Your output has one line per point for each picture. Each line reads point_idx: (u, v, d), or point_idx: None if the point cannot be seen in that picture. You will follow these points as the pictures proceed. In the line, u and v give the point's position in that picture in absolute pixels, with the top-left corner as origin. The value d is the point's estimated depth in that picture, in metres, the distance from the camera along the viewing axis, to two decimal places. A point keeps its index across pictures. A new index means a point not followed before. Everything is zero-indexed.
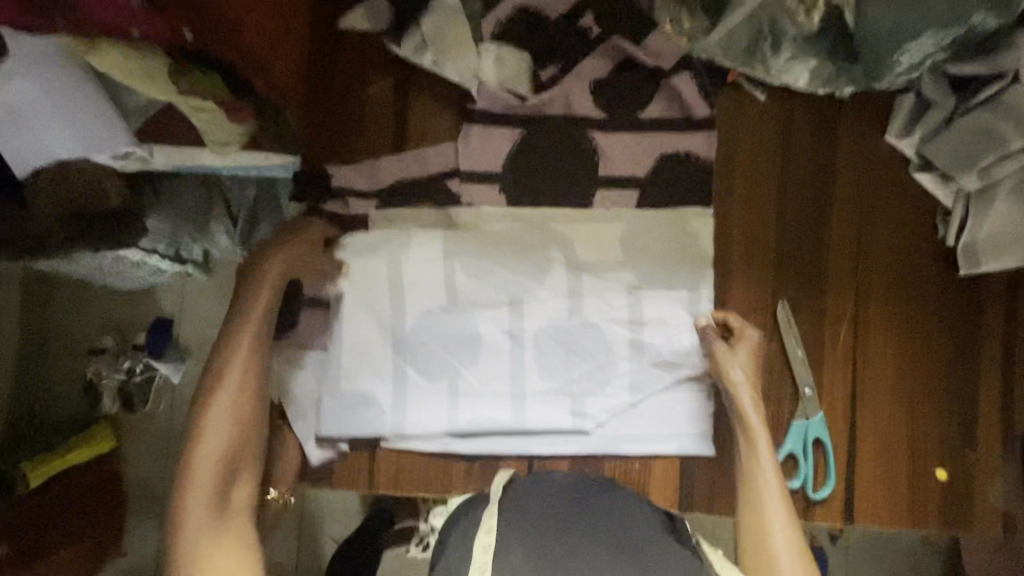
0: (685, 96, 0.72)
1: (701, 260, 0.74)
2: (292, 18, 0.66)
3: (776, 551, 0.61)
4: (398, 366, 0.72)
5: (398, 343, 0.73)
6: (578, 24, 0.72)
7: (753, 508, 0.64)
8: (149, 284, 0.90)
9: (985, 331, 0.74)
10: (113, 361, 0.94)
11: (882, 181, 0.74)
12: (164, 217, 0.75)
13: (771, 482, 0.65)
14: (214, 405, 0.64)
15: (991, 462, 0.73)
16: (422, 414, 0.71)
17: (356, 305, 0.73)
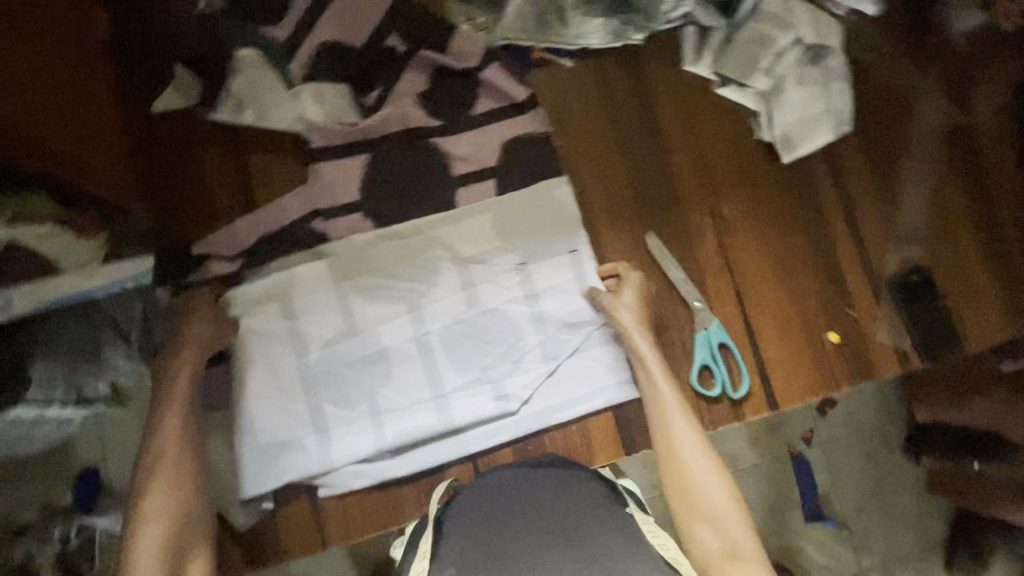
0: (502, 82, 0.78)
1: (570, 221, 0.78)
2: (98, 113, 0.65)
3: (689, 467, 0.65)
4: (318, 410, 0.71)
5: (311, 388, 0.72)
6: (385, 44, 0.77)
7: (663, 433, 0.68)
8: (61, 438, 0.78)
9: (824, 201, 0.83)
10: (43, 537, 0.79)
11: (699, 103, 0.82)
12: (52, 360, 0.66)
13: (672, 407, 0.69)
14: (143, 516, 0.60)
15: (869, 311, 0.82)
16: (353, 449, 0.71)
17: (259, 366, 0.72)
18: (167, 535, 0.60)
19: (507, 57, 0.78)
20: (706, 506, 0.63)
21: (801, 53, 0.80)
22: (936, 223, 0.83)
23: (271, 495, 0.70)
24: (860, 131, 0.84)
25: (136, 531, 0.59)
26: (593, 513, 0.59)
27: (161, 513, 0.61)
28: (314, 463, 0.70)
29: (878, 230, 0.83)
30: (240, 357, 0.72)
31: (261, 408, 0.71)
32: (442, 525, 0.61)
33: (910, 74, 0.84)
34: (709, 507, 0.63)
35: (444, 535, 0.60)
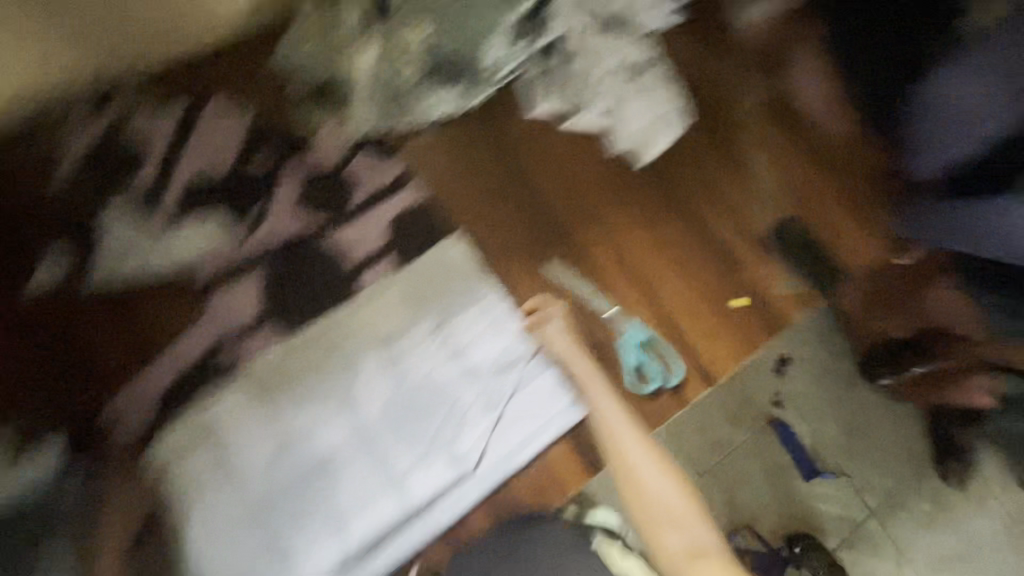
0: (371, 169, 0.83)
1: (473, 273, 0.82)
2: None
3: (646, 474, 0.66)
4: (274, 539, 0.68)
5: (261, 518, 0.69)
6: (251, 165, 0.81)
7: (613, 445, 0.69)
8: None
9: (689, 189, 0.92)
10: None
11: (554, 138, 0.90)
12: None
13: (617, 415, 0.70)
14: None
15: (762, 270, 0.90)
16: (322, 565, 0.68)
17: (201, 513, 0.69)
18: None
19: (369, 145, 0.84)
20: (665, 512, 0.65)
21: (620, 75, 0.91)
22: (787, 178, 0.94)
23: None
24: (698, 122, 0.95)
25: None
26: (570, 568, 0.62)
27: None
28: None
29: (744, 198, 0.93)
30: (180, 508, 0.69)
31: (212, 558, 0.68)
32: None
33: (722, 64, 0.97)
34: (668, 509, 0.65)
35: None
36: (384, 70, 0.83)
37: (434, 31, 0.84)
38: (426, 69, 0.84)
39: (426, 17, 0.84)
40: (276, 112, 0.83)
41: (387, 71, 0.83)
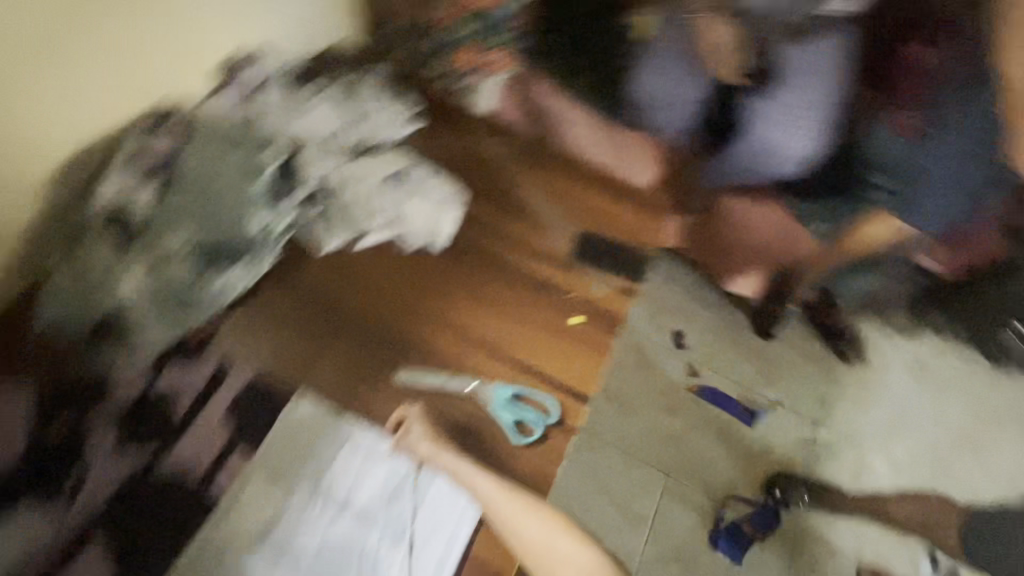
0: (184, 377, 0.82)
1: (327, 420, 0.81)
2: None
3: (529, 537, 0.76)
4: None
5: None
6: (53, 433, 0.76)
7: (501, 521, 0.76)
8: None
9: (491, 249, 1.01)
10: None
11: (352, 263, 0.95)
12: None
13: (496, 493, 0.77)
14: None
15: (581, 285, 1.00)
16: None
17: None
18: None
19: (175, 355, 0.83)
20: (551, 558, 0.76)
21: (385, 187, 1.01)
22: (564, 208, 1.10)
23: None
24: (474, 194, 1.07)
25: None
26: None
27: None
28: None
29: (538, 236, 1.05)
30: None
31: None
32: None
33: (471, 145, 1.14)
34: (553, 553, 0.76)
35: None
36: (159, 280, 0.85)
37: (197, 228, 0.87)
38: (202, 262, 0.87)
39: (184, 217, 0.87)
40: (61, 368, 0.80)
41: (163, 280, 0.85)
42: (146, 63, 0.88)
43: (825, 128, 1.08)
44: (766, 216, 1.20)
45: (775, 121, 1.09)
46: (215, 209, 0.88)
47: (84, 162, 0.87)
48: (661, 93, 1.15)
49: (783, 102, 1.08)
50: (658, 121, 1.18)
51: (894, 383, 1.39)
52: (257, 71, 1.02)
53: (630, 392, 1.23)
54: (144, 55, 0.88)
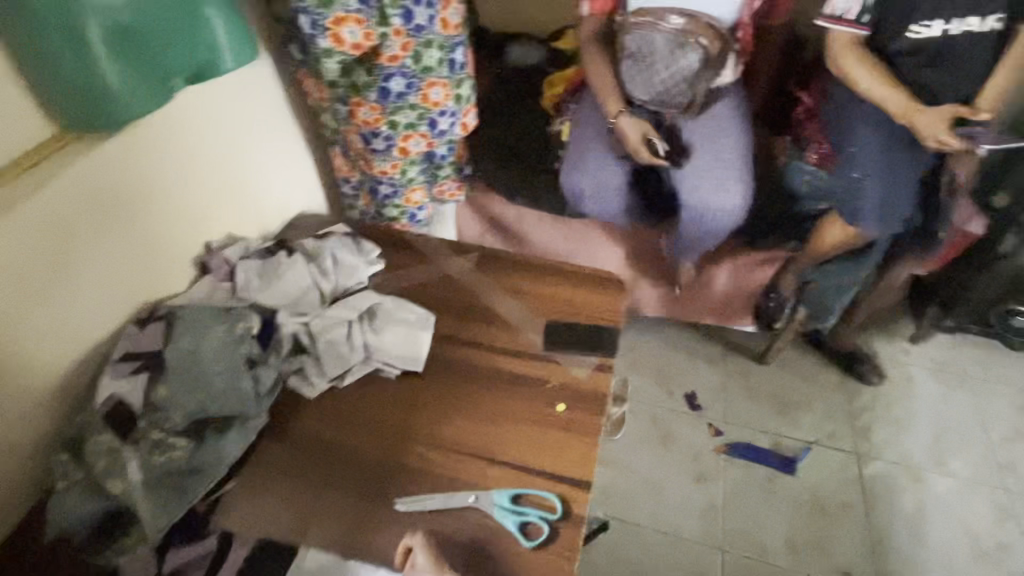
0: (190, 555, 0.85)
1: (336, 566, 0.83)
2: None
3: None
4: None
5: None
6: None
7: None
8: None
9: (468, 357, 1.07)
10: None
11: (341, 401, 1.01)
12: None
13: None
14: None
15: (559, 372, 1.04)
16: None
17: None
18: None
19: (176, 536, 0.86)
20: None
21: (362, 321, 1.05)
22: (529, 301, 1.16)
23: None
24: (444, 311, 1.15)
25: None
26: None
27: None
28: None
29: (509, 335, 1.10)
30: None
31: None
32: None
33: (431, 268, 1.23)
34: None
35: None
36: (154, 472, 0.84)
37: (186, 410, 0.89)
38: (197, 440, 0.89)
39: (176, 403, 0.88)
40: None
41: (159, 470, 0.85)
42: (141, 264, 1.01)
43: (730, 182, 1.36)
44: (709, 235, 1.43)
45: (708, 181, 1.36)
46: (199, 384, 0.90)
47: (86, 366, 0.94)
48: (591, 184, 1.40)
49: (698, 164, 1.37)
50: (592, 201, 1.42)
51: (909, 383, 1.80)
52: (222, 257, 1.11)
53: (639, 428, 1.69)
54: (130, 260, 0.99)
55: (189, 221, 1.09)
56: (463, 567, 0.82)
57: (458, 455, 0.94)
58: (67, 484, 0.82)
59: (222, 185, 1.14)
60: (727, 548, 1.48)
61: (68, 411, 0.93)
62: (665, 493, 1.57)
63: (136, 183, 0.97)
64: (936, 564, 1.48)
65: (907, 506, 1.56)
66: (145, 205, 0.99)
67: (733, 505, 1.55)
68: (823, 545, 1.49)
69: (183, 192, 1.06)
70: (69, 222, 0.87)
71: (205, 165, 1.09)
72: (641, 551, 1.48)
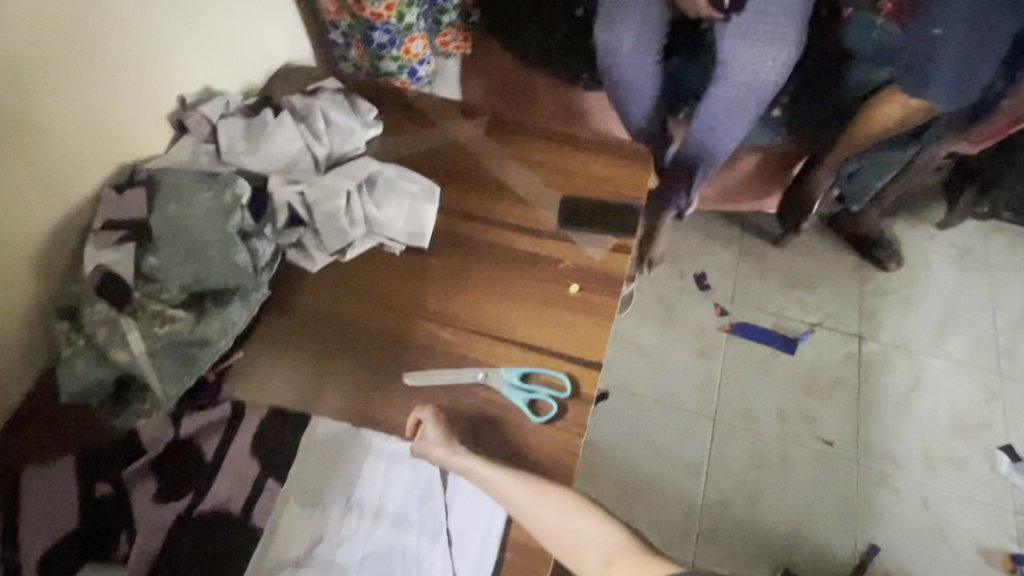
0: (204, 420, 0.86)
1: (348, 437, 0.84)
2: None
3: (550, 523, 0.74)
4: None
5: None
6: (99, 495, 0.80)
7: (524, 517, 0.74)
8: None
9: (478, 234, 1.00)
10: None
11: (345, 276, 0.97)
12: None
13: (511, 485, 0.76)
14: None
15: (573, 252, 0.98)
16: None
17: None
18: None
19: (190, 402, 0.87)
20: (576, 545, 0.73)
21: (361, 191, 0.97)
22: (542, 173, 1.06)
23: None
24: (451, 183, 1.05)
25: None
26: None
27: None
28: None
29: (521, 210, 1.02)
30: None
31: None
32: None
33: (435, 134, 1.11)
34: (580, 540, 0.74)
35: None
36: (159, 343, 0.83)
37: (182, 283, 0.85)
38: (197, 312, 0.86)
39: (172, 275, 0.84)
40: (96, 437, 0.85)
41: (161, 341, 0.83)
42: (109, 119, 0.90)
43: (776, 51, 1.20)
44: (743, 111, 1.30)
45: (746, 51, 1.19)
46: (193, 256, 0.85)
47: (67, 234, 0.88)
48: (618, 54, 1.22)
49: (739, 27, 1.18)
50: (618, 75, 1.26)
51: (927, 270, 1.75)
52: (200, 113, 0.98)
53: (644, 308, 1.68)
54: (96, 115, 0.87)
55: (158, 71, 0.95)
56: (474, 441, 0.84)
57: (467, 332, 0.91)
58: (71, 352, 0.81)
59: (189, 25, 0.97)
60: (719, 420, 1.56)
61: (59, 281, 0.89)
62: (665, 368, 1.61)
63: (88, 20, 0.82)
64: (917, 439, 1.55)
65: (899, 387, 1.60)
66: (103, 48, 0.85)
67: (731, 381, 1.60)
68: (812, 419, 1.56)
69: (148, 34, 0.91)
70: (15, 66, 0.75)
71: (166, 1, 0.92)
72: (637, 420, 1.55)
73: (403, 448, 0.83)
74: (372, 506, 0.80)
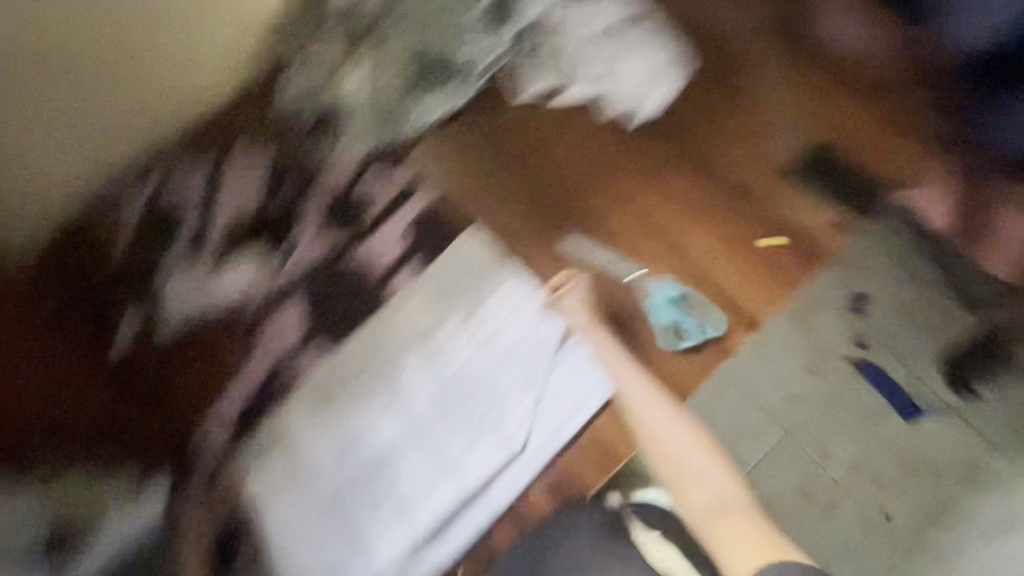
0: (381, 182, 0.90)
1: (495, 261, 0.85)
2: None
3: (655, 426, 0.63)
4: (346, 527, 0.76)
5: (333, 504, 0.77)
6: (279, 201, 0.89)
7: (632, 402, 0.67)
8: None
9: (702, 136, 0.90)
10: None
11: (552, 112, 0.93)
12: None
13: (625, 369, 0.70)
14: None
15: (791, 205, 0.87)
16: (391, 546, 0.74)
17: (270, 512, 0.76)
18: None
19: (374, 160, 0.91)
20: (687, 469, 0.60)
21: (604, 36, 0.93)
22: (798, 104, 0.92)
23: None
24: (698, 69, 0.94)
25: None
26: (602, 552, 0.64)
27: None
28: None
29: (755, 135, 0.91)
30: (252, 517, 0.76)
31: (297, 549, 0.75)
32: None
33: (708, 9, 0.97)
34: (694, 457, 0.61)
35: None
36: (376, 90, 0.93)
37: (416, 44, 0.94)
38: (415, 78, 0.93)
39: (406, 32, 0.94)
40: (293, 152, 0.93)
41: (376, 88, 0.93)
42: None
43: None
44: None
45: None
46: (428, 20, 0.94)
47: None
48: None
49: None
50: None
51: None
52: None
53: None
54: None
55: None
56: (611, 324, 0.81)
57: (645, 227, 0.86)
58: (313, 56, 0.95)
59: None
60: None
61: None
62: None
63: None
64: None
65: None
66: None
67: None
68: None
69: None
70: None
71: None
72: None
73: (540, 296, 0.82)
74: (490, 330, 0.82)
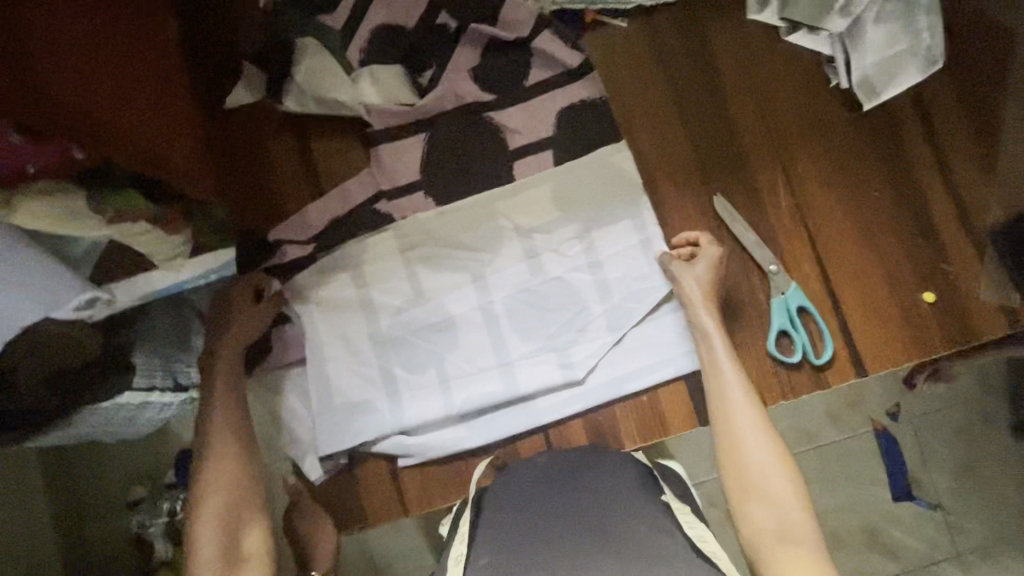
0: (553, 48, 0.78)
1: (632, 189, 0.77)
2: (172, 92, 0.68)
3: (739, 428, 0.65)
4: (386, 372, 0.76)
5: (382, 347, 0.77)
6: (438, 23, 0.79)
7: (722, 406, 0.67)
8: (160, 423, 0.86)
9: (913, 151, 0.77)
10: (153, 507, 0.93)
11: (766, 53, 0.79)
12: (149, 350, 0.73)
13: (727, 362, 0.69)
14: (207, 460, 0.66)
15: (969, 268, 0.76)
16: (420, 408, 0.75)
17: (324, 330, 0.77)
18: (226, 506, 0.64)
19: (555, 21, 0.78)
20: (756, 476, 0.62)
21: None
22: None
23: (345, 453, 0.76)
24: (954, 72, 0.78)
25: (208, 461, 0.66)
26: (626, 509, 0.62)
27: (224, 473, 0.66)
28: (386, 424, 0.75)
29: (975, 177, 0.77)
30: (307, 326, 0.77)
31: (337, 370, 0.77)
32: (486, 503, 0.68)
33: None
34: (766, 484, 0.61)
35: (480, 534, 0.64)
36: None
37: None
38: None
39: None
40: None
41: None
42: None
43: None
44: None
45: None
46: None
47: None
48: None
49: None
50: None
51: None
52: None
53: None
54: None
55: None
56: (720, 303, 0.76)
57: (800, 221, 0.77)
58: None
59: None
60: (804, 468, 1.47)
61: None
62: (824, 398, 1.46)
63: None
64: None
65: None
66: None
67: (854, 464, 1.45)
68: None
69: None
70: None
71: None
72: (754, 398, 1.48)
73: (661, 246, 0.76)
74: (599, 257, 0.76)
